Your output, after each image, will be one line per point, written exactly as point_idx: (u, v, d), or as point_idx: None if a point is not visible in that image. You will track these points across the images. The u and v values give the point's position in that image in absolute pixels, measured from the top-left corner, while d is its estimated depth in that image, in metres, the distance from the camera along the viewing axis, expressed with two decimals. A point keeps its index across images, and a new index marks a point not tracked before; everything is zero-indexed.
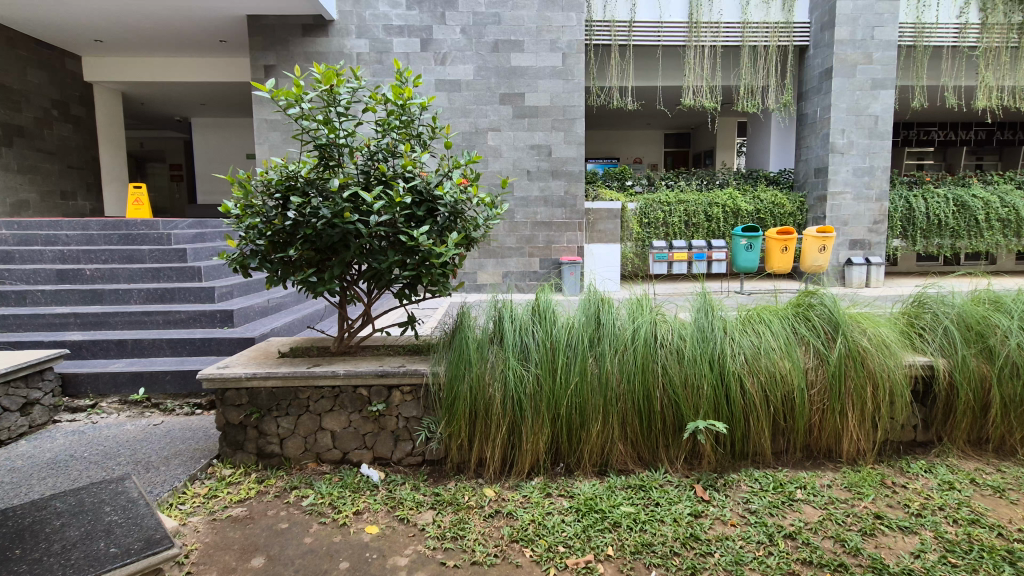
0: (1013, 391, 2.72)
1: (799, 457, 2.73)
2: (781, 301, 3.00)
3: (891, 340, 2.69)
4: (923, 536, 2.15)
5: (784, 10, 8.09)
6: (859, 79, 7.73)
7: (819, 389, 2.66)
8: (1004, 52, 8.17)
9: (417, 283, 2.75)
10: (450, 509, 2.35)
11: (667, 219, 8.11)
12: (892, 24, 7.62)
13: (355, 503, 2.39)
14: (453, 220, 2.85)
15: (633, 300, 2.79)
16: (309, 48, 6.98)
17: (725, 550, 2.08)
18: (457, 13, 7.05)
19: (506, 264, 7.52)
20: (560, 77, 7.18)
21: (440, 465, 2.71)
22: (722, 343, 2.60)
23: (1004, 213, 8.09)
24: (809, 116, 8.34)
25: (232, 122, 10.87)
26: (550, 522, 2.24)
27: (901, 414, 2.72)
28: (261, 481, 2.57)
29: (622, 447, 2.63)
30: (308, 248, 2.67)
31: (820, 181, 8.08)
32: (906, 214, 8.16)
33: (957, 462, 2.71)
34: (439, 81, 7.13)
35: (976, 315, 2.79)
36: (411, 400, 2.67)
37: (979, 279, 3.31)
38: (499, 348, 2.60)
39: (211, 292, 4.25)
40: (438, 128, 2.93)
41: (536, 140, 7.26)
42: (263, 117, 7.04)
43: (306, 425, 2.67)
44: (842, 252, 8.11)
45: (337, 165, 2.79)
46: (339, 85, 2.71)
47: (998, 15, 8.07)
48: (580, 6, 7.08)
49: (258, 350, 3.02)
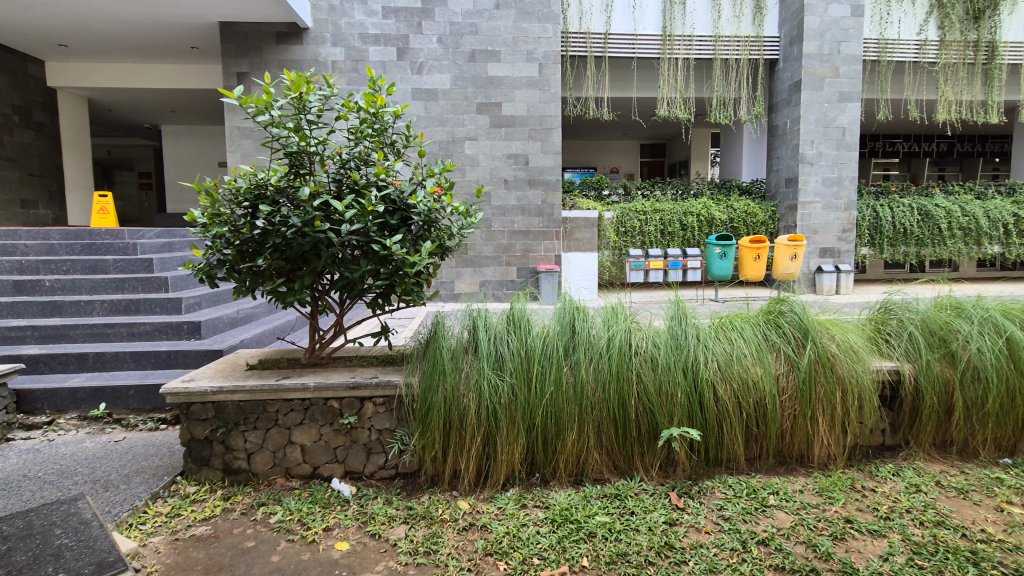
0: (974, 395, 2.79)
1: (772, 463, 2.76)
2: (753, 308, 3.05)
3: (859, 346, 2.74)
4: (892, 539, 2.18)
5: (754, 25, 8.32)
6: (827, 92, 7.96)
7: (790, 395, 2.70)
8: (961, 68, 8.53)
9: (390, 292, 2.71)
10: (423, 523, 2.30)
11: (643, 228, 8.18)
12: (857, 39, 7.88)
13: (325, 519, 2.33)
14: (427, 228, 2.83)
15: (607, 308, 2.80)
16: (283, 56, 6.92)
17: (699, 557, 2.08)
18: (434, 22, 7.07)
19: (483, 273, 7.49)
20: (536, 87, 7.25)
21: (414, 477, 2.66)
22: (696, 350, 2.62)
23: (966, 222, 8.39)
24: (779, 128, 8.54)
25: (204, 129, 10.70)
26: (525, 534, 2.21)
27: (870, 418, 2.76)
28: (228, 498, 2.49)
29: (598, 456, 2.62)
30: (278, 257, 2.62)
31: (790, 191, 8.28)
32: (873, 223, 8.41)
33: (924, 465, 2.77)
34: (415, 90, 7.12)
35: (939, 320, 2.86)
36: (384, 412, 2.63)
37: (942, 286, 3.40)
38: (474, 357, 2.58)
39: (178, 303, 4.14)
40: (412, 137, 2.91)
41: (513, 149, 7.29)
42: (235, 124, 6.92)
43: (275, 440, 2.60)
44: (812, 260, 8.29)
45: (308, 173, 2.75)
46: (309, 92, 2.66)
47: (956, 33, 8.43)
48: (556, 18, 7.16)
49: (225, 362, 2.94)
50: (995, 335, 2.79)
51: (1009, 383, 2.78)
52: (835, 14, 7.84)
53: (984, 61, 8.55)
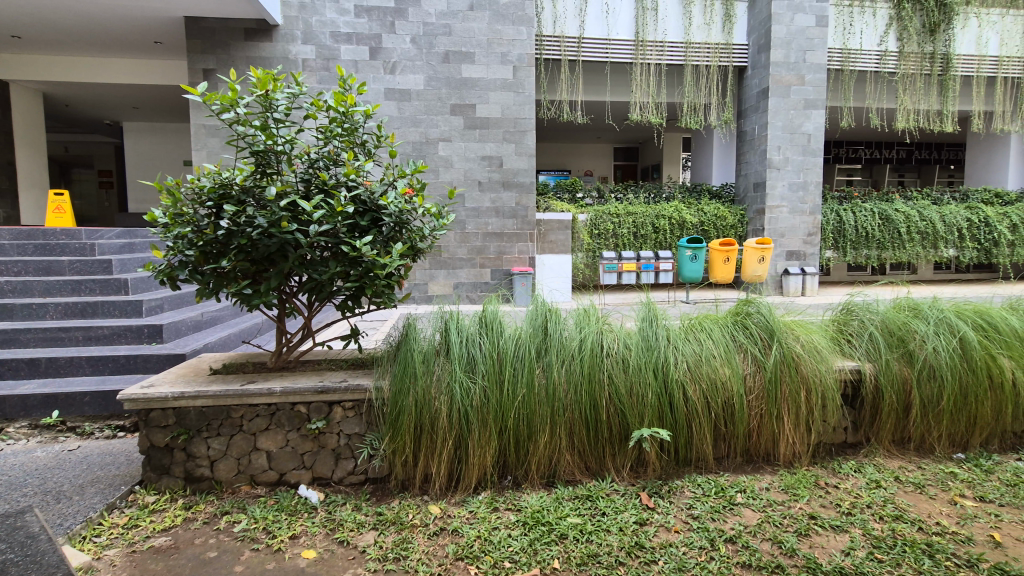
0: (930, 393, 2.89)
1: (739, 461, 2.81)
2: (722, 309, 3.11)
3: (823, 346, 2.82)
4: (853, 534, 2.25)
5: (724, 32, 8.50)
6: (793, 99, 8.19)
7: (757, 395, 2.75)
8: (918, 79, 8.88)
9: (360, 294, 2.67)
10: (392, 529, 2.27)
11: (617, 230, 8.25)
12: (822, 49, 8.13)
13: (291, 526, 2.27)
14: (398, 230, 2.79)
15: (579, 310, 2.81)
16: (252, 53, 6.78)
17: (669, 557, 2.10)
18: (408, 22, 7.01)
19: (457, 275, 7.46)
20: (510, 89, 7.26)
21: (384, 482, 2.62)
22: (666, 351, 2.66)
23: (923, 226, 8.73)
24: (747, 133, 8.74)
25: (168, 127, 10.39)
26: (496, 537, 2.20)
27: (833, 416, 2.84)
28: (189, 507, 2.41)
29: (569, 457, 2.62)
30: (243, 259, 2.55)
31: (758, 195, 8.49)
32: (837, 227, 8.68)
33: (883, 462, 2.86)
34: (388, 90, 7.04)
35: (898, 321, 2.96)
36: (353, 416, 2.58)
37: (900, 287, 3.53)
38: (445, 360, 2.55)
39: (138, 306, 3.99)
40: (383, 137, 2.88)
41: (487, 151, 7.28)
42: (200, 122, 6.73)
43: (240, 446, 2.53)
44: (779, 262, 8.50)
45: (275, 172, 2.69)
46: (276, 90, 2.60)
47: (913, 45, 8.78)
48: (530, 21, 7.19)
49: (187, 367, 2.85)
50: (950, 334, 2.90)
51: (963, 381, 2.89)
52: (800, 24, 8.07)
53: (940, 72, 8.92)
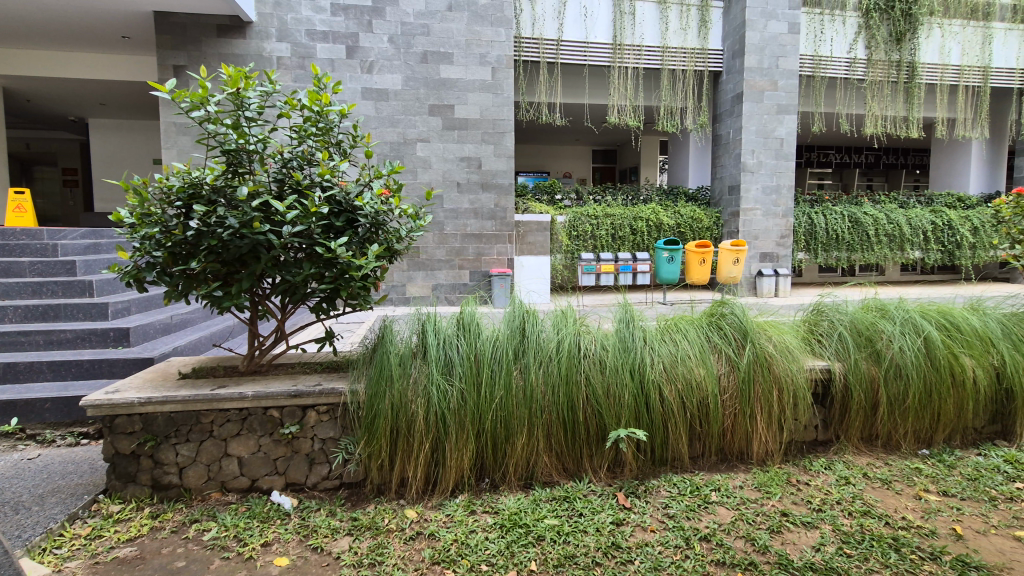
0: (897, 391, 2.97)
1: (714, 460, 2.85)
2: (697, 310, 3.15)
3: (794, 346, 2.88)
4: (823, 530, 2.30)
5: (699, 38, 8.64)
6: (766, 104, 8.36)
7: (731, 394, 2.80)
8: (886, 86, 9.15)
9: (335, 297, 2.63)
10: (368, 534, 2.24)
11: (595, 232, 8.30)
12: (793, 55, 8.32)
13: (264, 534, 2.22)
14: (374, 231, 2.76)
15: (557, 312, 2.81)
16: (225, 50, 6.66)
17: (645, 556, 2.11)
18: (385, 22, 6.95)
19: (436, 277, 7.42)
20: (489, 90, 7.26)
21: (359, 487, 2.59)
22: (643, 352, 2.68)
23: (891, 229, 8.99)
24: (722, 137, 8.90)
25: (137, 124, 10.12)
26: (473, 540, 2.19)
27: (804, 415, 2.90)
28: (156, 516, 2.34)
29: (547, 459, 2.62)
30: (213, 260, 2.49)
31: (733, 198, 8.65)
32: (808, 230, 8.90)
33: (852, 458, 2.93)
34: (365, 89, 6.96)
35: (866, 321, 3.05)
36: (328, 421, 2.54)
37: (869, 288, 3.63)
38: (422, 363, 2.53)
39: (104, 309, 3.87)
40: (359, 137, 2.84)
41: (466, 152, 7.27)
42: (170, 119, 6.57)
43: (210, 452, 2.47)
44: (753, 264, 8.66)
45: (247, 172, 2.63)
46: (247, 88, 2.55)
47: (881, 53, 9.05)
48: (508, 23, 7.20)
49: (155, 371, 2.77)
50: (915, 334, 2.99)
51: (928, 380, 2.98)
52: (773, 30, 8.25)
53: (906, 80, 9.22)
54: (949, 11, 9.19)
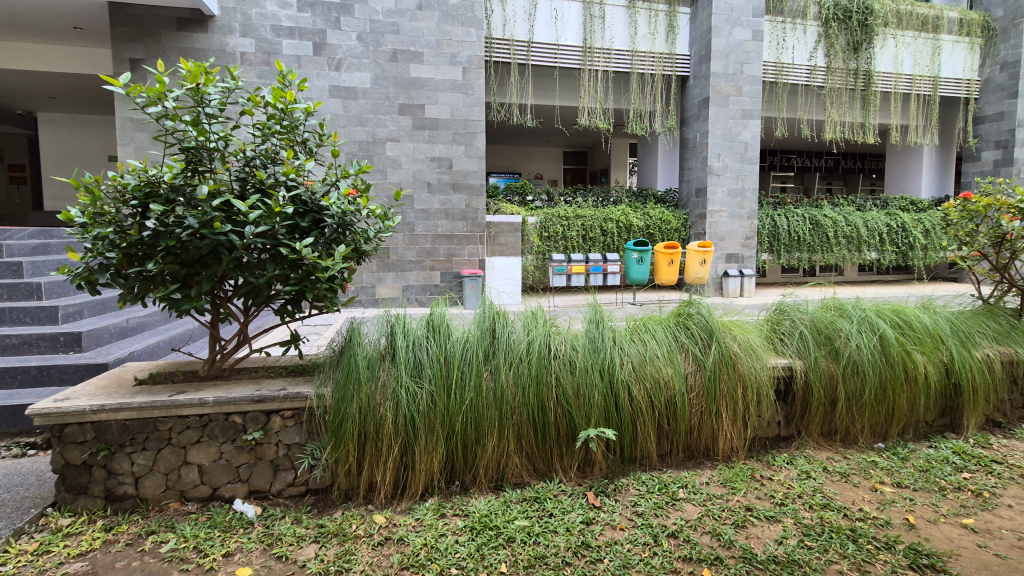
0: (854, 387, 3.08)
1: (681, 458, 2.90)
2: (665, 310, 3.21)
3: (758, 345, 2.96)
4: (786, 523, 2.36)
5: (667, 42, 8.80)
6: (731, 109, 8.57)
7: (698, 393, 2.85)
8: (844, 93, 9.51)
9: (301, 299, 2.57)
10: (334, 541, 2.19)
11: (566, 233, 8.34)
12: (757, 62, 8.55)
13: (225, 543, 2.16)
14: (341, 232, 2.71)
15: (527, 313, 2.81)
16: (186, 44, 6.47)
17: (614, 555, 2.13)
18: (353, 19, 6.85)
19: (406, 278, 7.34)
20: (460, 90, 7.23)
21: (326, 493, 2.54)
22: (612, 352, 2.71)
23: (849, 231, 9.33)
24: (689, 141, 9.08)
25: (90, 119, 9.71)
26: (443, 544, 2.17)
27: (767, 412, 2.97)
28: (110, 528, 2.24)
29: (517, 460, 2.62)
30: (171, 262, 2.40)
31: (700, 200, 8.84)
32: (771, 232, 9.17)
33: (813, 453, 3.03)
34: (333, 87, 6.84)
35: (825, 320, 3.15)
36: (293, 426, 2.48)
37: (828, 288, 3.75)
38: (391, 365, 2.50)
39: (53, 312, 3.70)
40: (325, 135, 2.79)
41: (436, 152, 7.22)
42: (126, 114, 6.32)
43: (168, 461, 2.38)
44: (720, 265, 8.86)
45: (207, 170, 2.55)
46: (208, 84, 2.47)
47: (839, 61, 9.40)
48: (479, 24, 7.19)
49: (109, 377, 2.66)
50: (871, 332, 3.11)
51: (883, 376, 3.10)
52: (738, 37, 8.47)
53: (862, 88, 9.61)
54: (902, 23, 9.70)
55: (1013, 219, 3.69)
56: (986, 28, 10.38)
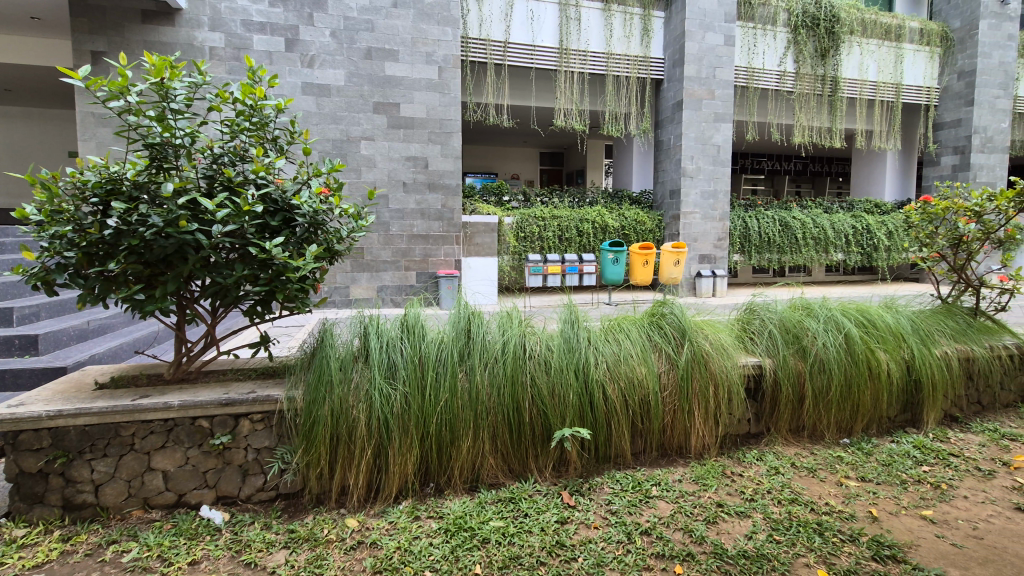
0: (821, 384, 3.17)
1: (655, 456, 2.93)
2: (639, 310, 3.24)
3: (729, 344, 3.01)
4: (755, 518, 2.41)
5: (642, 46, 8.91)
6: (704, 112, 8.73)
7: (671, 391, 2.90)
8: (812, 98, 9.77)
9: (271, 299, 2.52)
10: (306, 546, 2.15)
11: (542, 234, 8.36)
12: (729, 66, 8.73)
13: (191, 551, 2.10)
14: (312, 231, 2.66)
15: (502, 313, 2.81)
16: (151, 37, 6.29)
17: (588, 553, 2.14)
18: (327, 15, 6.75)
19: (381, 278, 7.26)
20: (436, 90, 7.19)
21: (297, 498, 2.49)
22: (587, 352, 2.72)
23: (816, 232, 9.60)
24: (664, 143, 9.21)
25: (48, 113, 9.34)
26: (417, 546, 2.15)
27: (738, 409, 3.03)
28: (68, 539, 2.16)
29: (492, 461, 2.61)
30: (134, 261, 2.32)
31: (673, 202, 8.97)
32: (743, 233, 9.37)
33: (781, 449, 3.10)
34: (305, 84, 6.73)
35: (793, 319, 3.23)
36: (263, 429, 2.43)
37: (797, 288, 3.85)
38: (364, 366, 2.47)
39: (7, 314, 3.55)
40: (297, 133, 2.73)
41: (412, 151, 7.16)
42: (86, 108, 6.10)
43: (130, 467, 2.30)
44: (693, 265, 9.01)
45: (173, 168, 2.47)
46: (173, 78, 2.39)
47: (808, 67, 9.65)
48: (455, 23, 7.16)
49: (67, 382, 2.56)
50: (837, 331, 3.20)
51: (848, 373, 3.19)
52: (710, 42, 8.62)
53: (830, 93, 9.89)
54: (867, 31, 10.02)
55: (969, 222, 3.87)
56: (945, 38, 10.81)
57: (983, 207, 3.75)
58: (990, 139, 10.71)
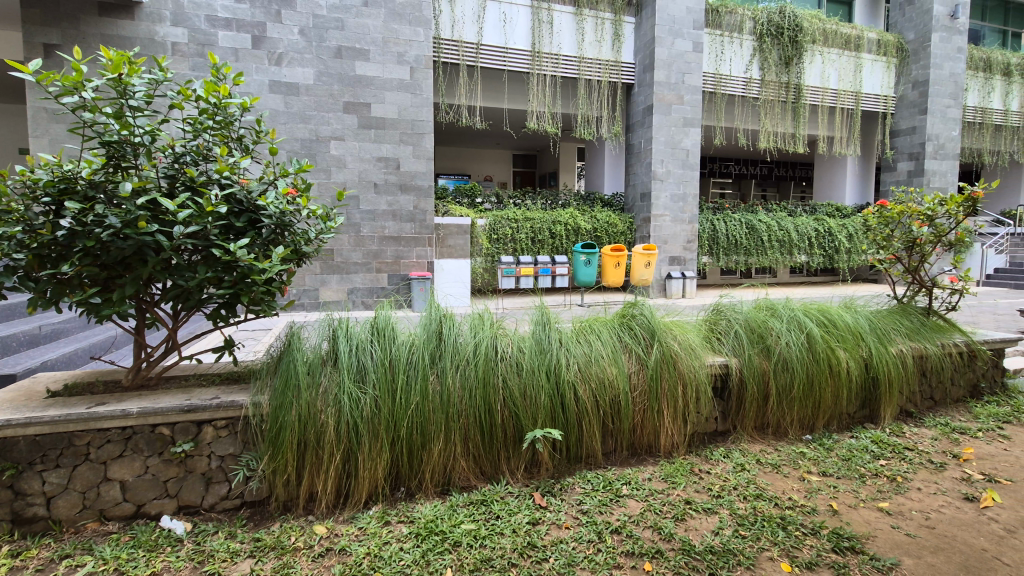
0: (784, 382, 3.26)
1: (625, 455, 2.97)
2: (610, 312, 3.29)
3: (696, 344, 3.08)
4: (722, 514, 2.47)
5: (613, 50, 9.04)
6: (673, 117, 8.90)
7: (641, 391, 2.94)
8: (778, 105, 10.07)
9: (236, 302, 2.45)
10: (272, 554, 2.11)
11: (515, 235, 8.38)
12: (697, 72, 8.92)
13: (150, 564, 2.03)
14: (279, 233, 2.61)
15: (474, 315, 2.81)
16: (109, 30, 6.08)
17: (559, 553, 2.15)
18: (295, 13, 6.63)
19: (351, 280, 7.16)
20: (407, 90, 7.14)
21: (263, 505, 2.43)
22: (558, 354, 2.74)
23: (781, 235, 9.88)
24: (635, 146, 9.36)
25: None
26: (387, 552, 2.12)
27: (705, 408, 3.10)
28: (16, 554, 2.06)
29: (464, 463, 2.60)
30: (90, 263, 2.23)
31: (644, 205, 9.12)
32: (711, 235, 9.58)
33: (747, 446, 3.17)
34: (273, 82, 6.59)
35: (758, 320, 3.32)
36: (227, 436, 2.37)
37: (762, 289, 3.96)
38: (333, 370, 2.44)
39: None
40: (263, 132, 2.67)
41: (383, 152, 7.09)
42: (39, 103, 5.85)
43: (85, 478, 2.22)
44: (663, 267, 9.16)
45: (132, 166, 2.39)
46: (132, 74, 2.30)
47: (773, 74, 9.94)
48: (427, 23, 7.12)
49: (16, 389, 2.44)
50: (800, 330, 3.30)
51: (810, 372, 3.29)
52: (680, 48, 8.80)
53: (794, 100, 10.21)
54: (828, 41, 10.38)
55: (923, 226, 4.05)
56: (900, 49, 11.28)
57: (935, 212, 3.95)
58: (943, 146, 11.23)
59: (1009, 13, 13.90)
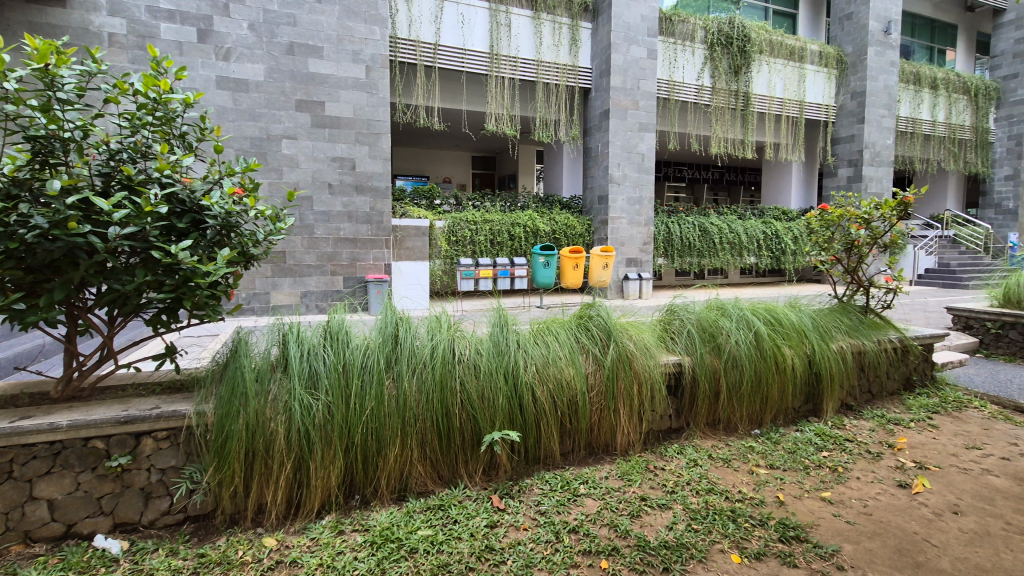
0: (733, 380, 3.38)
1: (583, 455, 3.00)
2: (568, 313, 3.32)
3: (650, 343, 3.15)
4: (675, 510, 2.53)
5: (570, 55, 9.16)
6: (629, 121, 9.09)
7: (598, 391, 2.98)
8: (728, 111, 10.45)
9: (178, 307, 2.33)
10: (218, 570, 2.02)
11: (474, 238, 8.36)
12: (652, 79, 9.15)
13: None
14: (224, 234, 2.50)
15: (431, 318, 2.79)
16: (39, 18, 5.71)
17: (516, 555, 2.15)
18: (245, 7, 6.40)
19: (305, 283, 6.96)
20: (363, 89, 7.01)
21: (208, 519, 2.32)
22: (516, 355, 2.74)
23: (732, 237, 10.25)
24: (592, 149, 9.50)
25: None
26: (340, 562, 2.06)
27: (660, 406, 3.17)
28: None
29: (421, 468, 2.57)
30: (13, 267, 2.07)
31: (602, 207, 9.28)
32: (666, 238, 9.84)
33: (700, 442, 3.26)
34: (220, 78, 6.34)
35: (709, 319, 3.43)
36: (168, 448, 2.25)
37: (714, 289, 4.08)
38: (283, 377, 2.36)
39: None
40: (207, 129, 2.55)
41: (338, 152, 6.93)
42: None
43: (7, 498, 2.05)
44: (620, 269, 9.34)
45: (61, 163, 2.24)
46: (61, 66, 2.16)
47: (723, 82, 10.31)
48: (383, 22, 7.02)
49: None
50: (748, 328, 3.44)
51: (758, 368, 3.42)
52: (634, 55, 9.01)
53: (742, 107, 10.62)
54: (775, 52, 10.86)
55: (860, 228, 4.28)
56: (840, 61, 11.92)
57: (871, 215, 4.19)
58: (878, 154, 11.93)
59: (935, 31, 14.94)
